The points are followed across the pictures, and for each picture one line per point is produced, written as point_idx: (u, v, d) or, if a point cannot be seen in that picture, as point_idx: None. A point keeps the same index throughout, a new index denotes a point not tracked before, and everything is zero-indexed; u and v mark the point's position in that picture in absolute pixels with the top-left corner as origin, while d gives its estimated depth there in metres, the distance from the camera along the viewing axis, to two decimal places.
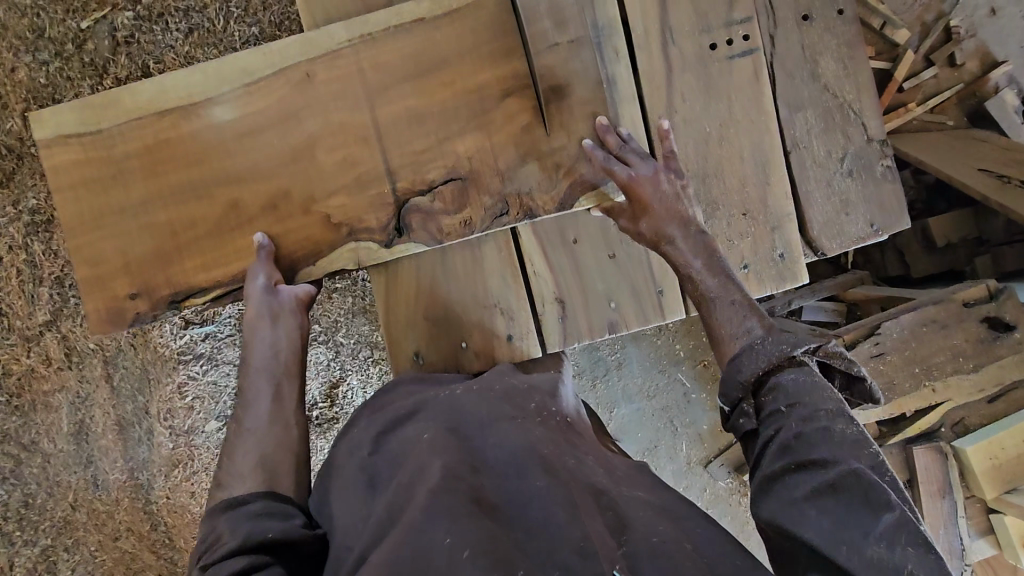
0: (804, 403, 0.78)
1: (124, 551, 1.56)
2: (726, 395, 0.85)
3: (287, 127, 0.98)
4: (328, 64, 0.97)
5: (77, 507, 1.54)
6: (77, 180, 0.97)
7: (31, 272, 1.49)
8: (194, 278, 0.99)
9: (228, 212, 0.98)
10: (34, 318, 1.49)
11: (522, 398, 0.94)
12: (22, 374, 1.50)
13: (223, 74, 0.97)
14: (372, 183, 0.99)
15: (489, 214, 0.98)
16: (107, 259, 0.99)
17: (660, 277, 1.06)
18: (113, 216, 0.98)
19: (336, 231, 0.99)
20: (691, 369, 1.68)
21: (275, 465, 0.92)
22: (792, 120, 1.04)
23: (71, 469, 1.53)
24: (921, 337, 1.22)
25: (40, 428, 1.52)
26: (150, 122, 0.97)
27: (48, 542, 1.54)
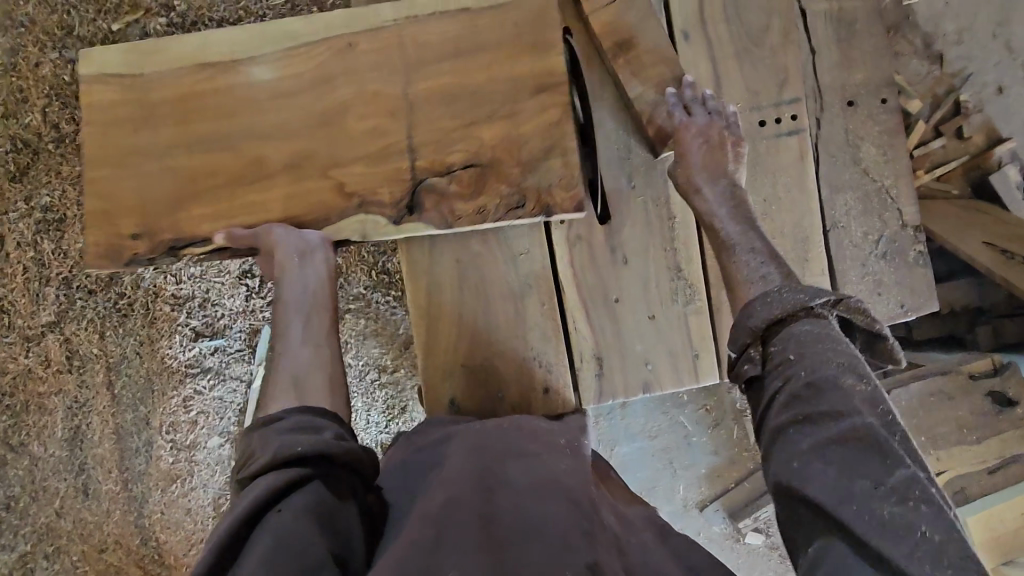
0: (813, 352, 0.79)
1: (108, 564, 1.50)
2: (734, 341, 0.86)
3: (321, 95, 1.01)
4: (371, 37, 1.01)
5: (62, 515, 1.49)
6: (105, 118, 1.02)
7: (38, 271, 1.49)
8: (203, 231, 1.01)
9: (247, 165, 1.01)
10: (37, 318, 1.49)
11: (547, 435, 0.94)
12: (19, 372, 1.49)
13: (267, 37, 1.01)
14: (396, 156, 1.00)
15: (506, 204, 0.98)
16: (117, 197, 1.02)
17: (696, 341, 1.06)
18: (132, 156, 1.02)
19: (349, 200, 1.00)
20: (694, 412, 1.70)
21: (304, 382, 0.93)
22: (832, 201, 1.07)
23: (61, 475, 1.49)
24: (928, 406, 1.27)
25: (31, 430, 1.49)
26: (188, 71, 1.02)
27: (27, 548, 1.50)
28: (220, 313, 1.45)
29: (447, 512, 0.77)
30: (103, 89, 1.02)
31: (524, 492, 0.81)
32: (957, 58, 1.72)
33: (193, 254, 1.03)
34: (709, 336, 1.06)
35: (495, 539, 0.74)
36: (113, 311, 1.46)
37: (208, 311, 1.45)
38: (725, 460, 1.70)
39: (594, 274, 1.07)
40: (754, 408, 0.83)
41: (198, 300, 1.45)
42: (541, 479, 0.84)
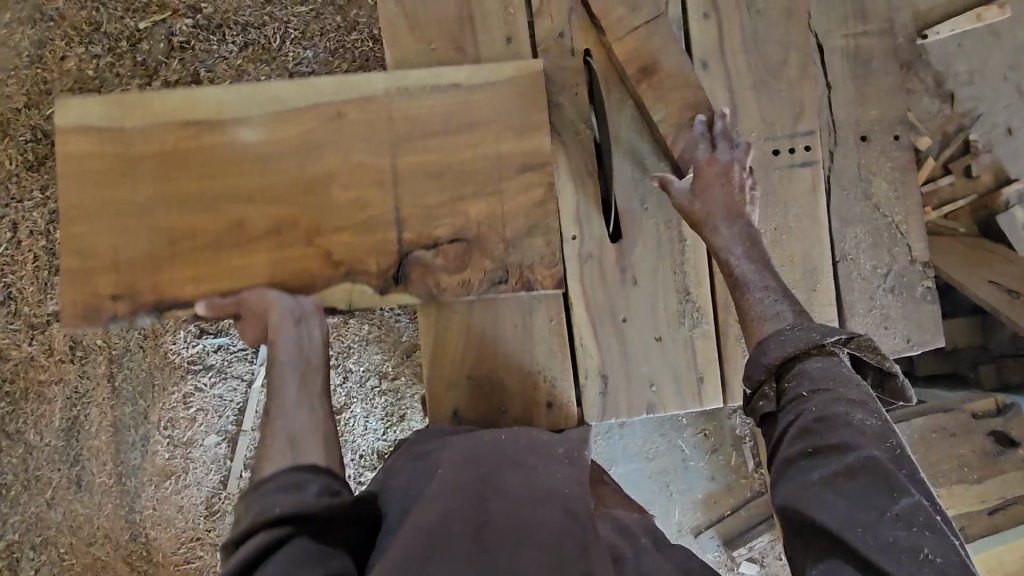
0: (826, 388, 0.80)
1: (95, 558, 1.48)
2: (750, 377, 0.87)
3: (305, 161, 1.00)
4: (360, 106, 1.01)
5: (52, 505, 1.48)
6: (85, 171, 0.99)
7: (49, 260, 1.53)
8: (183, 294, 0.99)
9: (231, 228, 1.00)
10: (44, 307, 1.51)
11: (546, 447, 0.93)
12: (19, 360, 1.49)
13: (257, 99, 1.01)
14: (380, 227, 1.01)
15: (486, 280, 1.00)
16: (93, 253, 0.99)
17: (701, 364, 1.07)
18: (109, 211, 0.99)
19: (334, 268, 1.00)
20: (692, 436, 1.70)
21: (302, 442, 0.89)
22: (842, 233, 1.08)
23: (55, 465, 1.48)
24: (931, 442, 1.26)
25: (29, 419, 1.49)
26: (172, 129, 1.00)
27: (14, 538, 1.49)
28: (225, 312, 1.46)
29: (441, 522, 0.77)
30: (81, 140, 0.99)
31: (523, 502, 0.81)
32: (967, 98, 1.74)
33: (176, 317, 1.01)
34: (714, 361, 1.08)
35: (485, 544, 0.75)
36: None
37: None
38: (721, 486, 1.70)
39: (603, 293, 1.06)
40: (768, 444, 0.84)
41: None
42: (539, 488, 0.84)
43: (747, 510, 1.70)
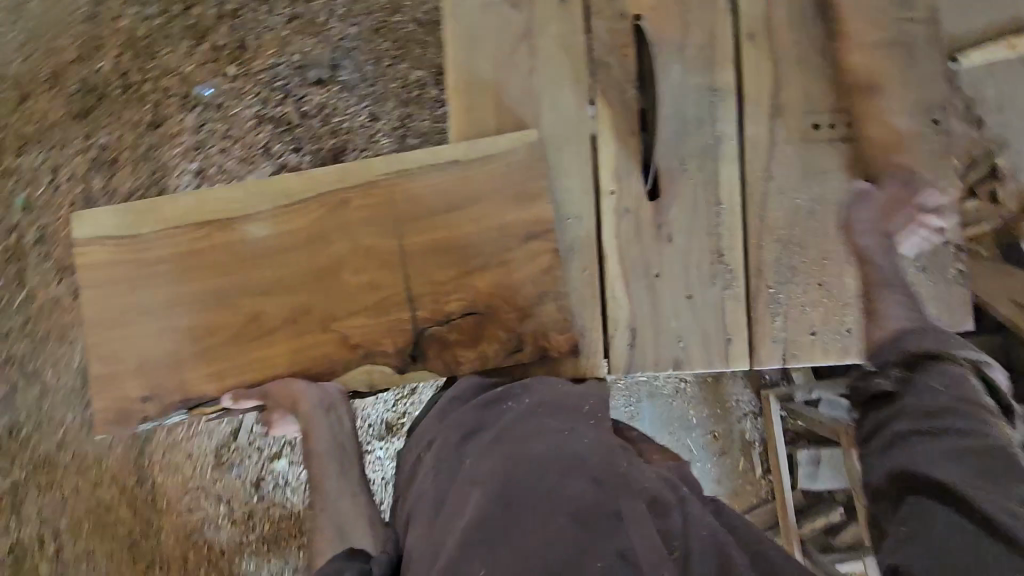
0: (955, 385, 0.96)
1: (99, 501, 1.48)
2: (878, 359, 1.03)
3: (313, 249, 1.07)
4: (363, 194, 1.06)
5: (63, 447, 1.51)
6: (112, 279, 1.10)
7: (85, 205, 1.57)
8: (210, 388, 1.08)
9: (248, 323, 1.08)
10: (75, 250, 1.55)
11: (574, 402, 0.96)
12: (47, 300, 1.54)
13: (263, 195, 1.08)
14: (393, 308, 1.05)
15: (503, 350, 1.03)
16: (127, 357, 1.10)
17: (731, 325, 1.05)
18: (138, 322, 1.10)
19: (353, 351, 1.05)
20: (701, 437, 1.71)
21: (348, 530, 1.00)
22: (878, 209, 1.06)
23: (71, 405, 1.51)
24: None
25: (49, 359, 1.53)
26: (187, 232, 1.09)
27: (21, 477, 1.50)
28: None
29: (480, 511, 0.82)
30: (106, 253, 1.10)
31: (541, 470, 0.85)
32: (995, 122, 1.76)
33: (204, 412, 1.10)
34: (742, 321, 1.05)
35: (518, 517, 0.81)
36: None
37: None
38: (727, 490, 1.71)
39: (638, 250, 1.05)
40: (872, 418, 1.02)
41: None
42: (559, 452, 0.87)
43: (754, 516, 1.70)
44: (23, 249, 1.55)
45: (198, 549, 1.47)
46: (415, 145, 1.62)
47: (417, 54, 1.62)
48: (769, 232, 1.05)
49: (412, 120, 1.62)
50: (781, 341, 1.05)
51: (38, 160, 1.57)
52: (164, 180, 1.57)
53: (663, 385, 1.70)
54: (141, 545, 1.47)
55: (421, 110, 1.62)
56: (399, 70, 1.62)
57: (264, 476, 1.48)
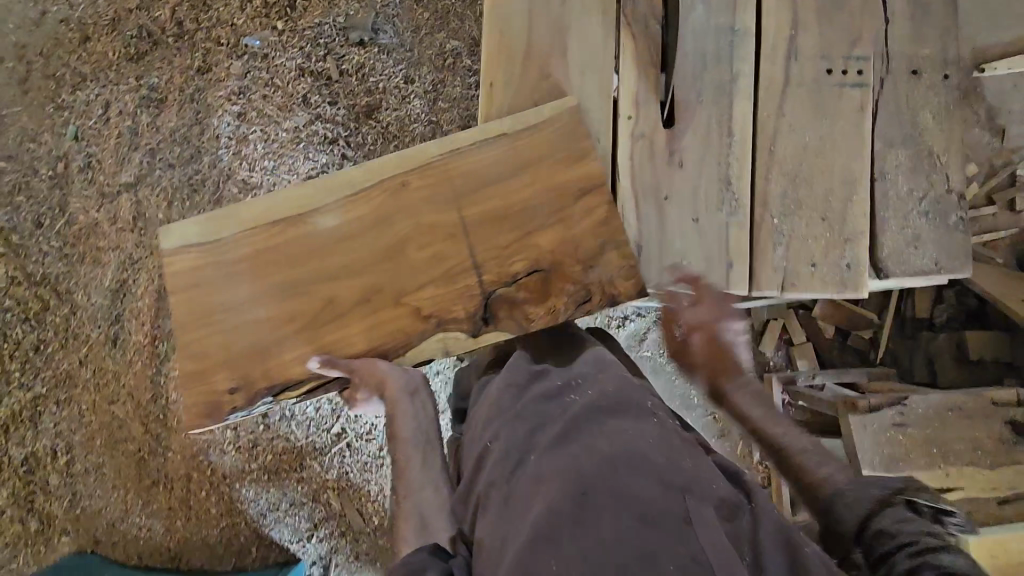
0: (901, 535, 0.82)
1: (112, 416, 1.55)
2: (834, 549, 0.89)
3: (381, 232, 1.06)
4: (421, 174, 1.07)
5: (84, 363, 1.57)
6: (189, 282, 1.08)
7: (130, 138, 1.64)
8: (290, 372, 1.06)
9: (324, 306, 1.06)
10: (117, 178, 1.63)
11: (636, 391, 0.88)
12: (85, 225, 1.62)
13: (329, 189, 1.08)
14: (459, 276, 1.05)
15: (572, 301, 1.02)
16: (211, 352, 1.07)
17: (733, 251, 1.05)
18: (220, 314, 1.07)
19: (425, 322, 1.04)
20: (701, 418, 1.71)
21: (429, 525, 0.95)
22: (883, 153, 1.05)
23: (96, 323, 1.58)
24: (946, 421, 1.24)
25: (81, 280, 1.60)
26: (259, 233, 1.07)
27: (43, 390, 1.57)
28: None
29: (544, 515, 0.71)
30: (190, 257, 1.08)
31: (607, 464, 0.74)
32: None
33: (288, 398, 1.07)
34: (745, 248, 1.05)
35: (581, 520, 0.69)
36: (185, 185, 1.60)
37: None
38: None
39: (650, 172, 1.06)
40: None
41: (263, 189, 1.60)
42: (627, 450, 0.76)
43: None
44: (69, 175, 1.64)
45: (201, 470, 1.52)
46: (446, 110, 1.66)
47: (454, 27, 1.68)
48: (776, 166, 1.05)
49: (445, 86, 1.67)
50: (781, 271, 1.05)
51: (92, 94, 1.65)
52: (205, 119, 1.62)
53: (666, 361, 1.71)
54: (148, 461, 1.53)
55: (454, 77, 1.67)
56: (436, 40, 1.67)
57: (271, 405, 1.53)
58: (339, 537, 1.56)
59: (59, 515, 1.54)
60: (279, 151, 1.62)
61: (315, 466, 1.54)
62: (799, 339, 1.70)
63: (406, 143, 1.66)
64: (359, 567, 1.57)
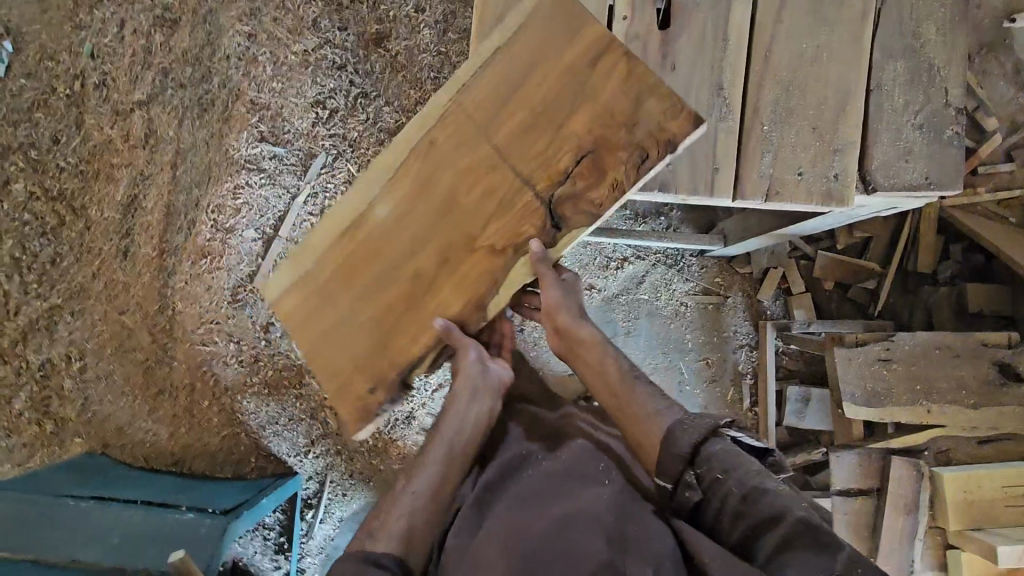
0: (737, 468, 0.83)
1: (123, 326, 1.61)
2: (668, 474, 0.87)
3: (430, 192, 0.93)
4: (443, 126, 0.93)
5: (97, 275, 1.63)
6: (298, 321, 0.99)
7: (144, 57, 1.64)
8: (409, 354, 0.95)
9: (413, 281, 0.94)
10: (130, 95, 1.64)
11: (589, 459, 0.93)
12: (99, 142, 1.64)
13: (369, 177, 0.96)
14: (515, 199, 0.90)
15: (632, 164, 0.86)
16: (344, 375, 0.97)
17: (720, 156, 1.03)
18: (335, 337, 0.97)
19: (502, 255, 0.91)
20: (694, 362, 1.72)
21: (414, 537, 0.86)
22: (881, 65, 1.04)
23: (109, 237, 1.63)
24: (931, 357, 1.28)
25: (95, 196, 1.64)
26: (334, 248, 0.97)
27: (58, 301, 1.62)
28: (287, 128, 1.62)
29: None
30: (290, 304, 0.99)
31: (556, 521, 0.82)
32: None
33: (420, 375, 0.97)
34: (733, 153, 1.03)
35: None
36: (196, 104, 1.63)
37: (277, 125, 1.61)
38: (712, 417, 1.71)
39: None
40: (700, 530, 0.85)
41: (271, 112, 1.61)
42: (576, 511, 0.83)
43: None
44: (86, 93, 1.64)
45: (205, 381, 1.59)
46: (455, 41, 1.64)
47: None
48: (771, 74, 1.03)
49: (456, 17, 1.65)
50: (767, 178, 1.03)
51: (108, 12, 1.64)
52: (217, 40, 1.63)
53: (663, 306, 1.71)
54: (155, 370, 1.60)
55: (465, 8, 1.65)
56: None
57: (273, 322, 1.58)
58: (335, 455, 1.63)
59: (71, 419, 1.61)
60: (289, 74, 1.62)
61: (313, 385, 1.60)
62: (798, 289, 1.69)
63: (414, 74, 1.65)
64: (353, 485, 1.64)
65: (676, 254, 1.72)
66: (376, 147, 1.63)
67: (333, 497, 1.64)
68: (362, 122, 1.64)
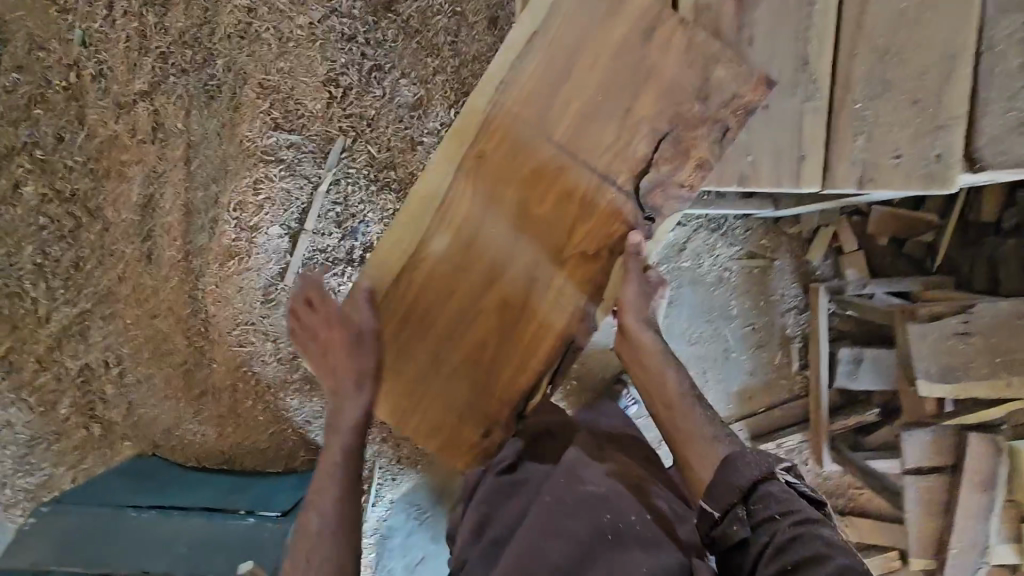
0: (791, 508, 0.84)
1: (157, 330, 1.58)
2: (717, 501, 0.87)
3: (488, 213, 0.98)
4: (488, 137, 0.96)
5: (123, 279, 1.58)
6: (373, 382, 1.01)
7: (140, 42, 1.51)
8: (518, 386, 1.02)
9: (503, 308, 1.00)
10: (131, 85, 1.53)
11: (596, 507, 0.87)
12: (105, 138, 1.55)
13: (412, 216, 0.98)
14: (594, 200, 0.97)
15: (711, 139, 0.94)
16: (444, 425, 1.03)
17: (806, 143, 1.03)
18: (422, 386, 1.02)
19: (597, 258, 1.00)
20: (740, 328, 1.66)
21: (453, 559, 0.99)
22: (995, 22, 1.00)
23: (130, 239, 1.57)
24: (1015, 330, 1.22)
25: (109, 196, 1.57)
26: (394, 299, 0.99)
27: (87, 307, 1.59)
28: (301, 112, 1.51)
29: None
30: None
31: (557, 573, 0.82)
32: None
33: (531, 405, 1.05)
34: (821, 139, 1.03)
35: None
36: (202, 92, 1.53)
37: (289, 108, 1.51)
38: (760, 382, 1.68)
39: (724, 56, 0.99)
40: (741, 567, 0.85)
41: (282, 94, 1.51)
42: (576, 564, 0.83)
43: (783, 410, 1.68)
44: (83, 85, 1.53)
45: (246, 381, 1.57)
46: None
47: None
48: (865, 41, 1.01)
49: None
50: (860, 165, 1.03)
51: None
52: (216, 18, 1.50)
53: (706, 273, 1.64)
54: (195, 372, 1.58)
55: None
56: None
57: None
58: (383, 441, 1.66)
59: (118, 423, 1.62)
60: (296, 51, 1.50)
61: None
62: (851, 248, 1.60)
63: (430, 39, 1.52)
64: (403, 469, 1.68)
65: (719, 218, 1.62)
66: (395, 125, 1.54)
67: (383, 482, 1.67)
68: (377, 99, 1.53)
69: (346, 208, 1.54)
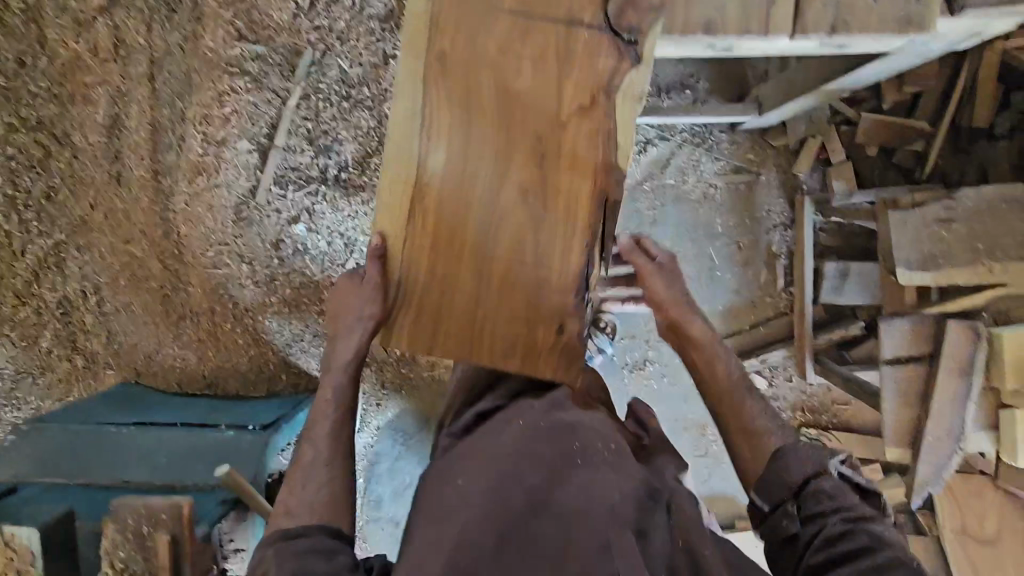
0: (843, 504, 0.79)
1: (132, 256, 1.56)
2: (768, 495, 0.84)
3: (472, 103, 0.82)
4: (441, 25, 0.81)
5: (95, 207, 1.55)
6: (427, 336, 0.86)
7: None
8: (570, 266, 0.84)
9: (528, 189, 0.83)
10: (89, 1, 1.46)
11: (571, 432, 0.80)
12: (68, 58, 1.49)
13: (397, 142, 0.83)
14: (571, 47, 0.81)
15: None
16: (517, 348, 0.86)
17: None
18: (480, 320, 0.85)
19: (594, 106, 0.82)
20: (724, 247, 1.64)
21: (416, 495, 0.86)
22: None
23: (99, 162, 1.53)
24: (995, 215, 1.27)
25: (76, 120, 1.52)
26: (418, 238, 0.84)
27: (62, 238, 1.56)
28: (266, 23, 1.45)
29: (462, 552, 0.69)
30: (408, 323, 0.87)
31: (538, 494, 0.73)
32: None
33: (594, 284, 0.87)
34: None
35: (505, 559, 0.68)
36: (162, 4, 1.46)
37: (255, 19, 1.45)
38: (745, 300, 1.66)
39: None
40: (788, 562, 0.80)
41: (245, 4, 1.45)
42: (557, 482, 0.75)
43: (767, 329, 1.67)
44: (39, 4, 1.46)
45: (224, 304, 1.56)
46: None
47: None
48: None
49: None
50: (833, 6, 0.93)
51: None
52: None
53: (690, 189, 1.61)
54: (173, 298, 1.57)
55: None
56: None
57: (283, 238, 1.52)
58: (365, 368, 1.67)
59: (100, 352, 1.61)
60: None
61: None
62: (839, 159, 1.55)
63: None
64: (385, 395, 1.69)
65: (704, 131, 1.58)
66: (367, 37, 1.47)
67: (367, 408, 1.69)
68: (347, 10, 1.45)
69: (318, 125, 1.49)
